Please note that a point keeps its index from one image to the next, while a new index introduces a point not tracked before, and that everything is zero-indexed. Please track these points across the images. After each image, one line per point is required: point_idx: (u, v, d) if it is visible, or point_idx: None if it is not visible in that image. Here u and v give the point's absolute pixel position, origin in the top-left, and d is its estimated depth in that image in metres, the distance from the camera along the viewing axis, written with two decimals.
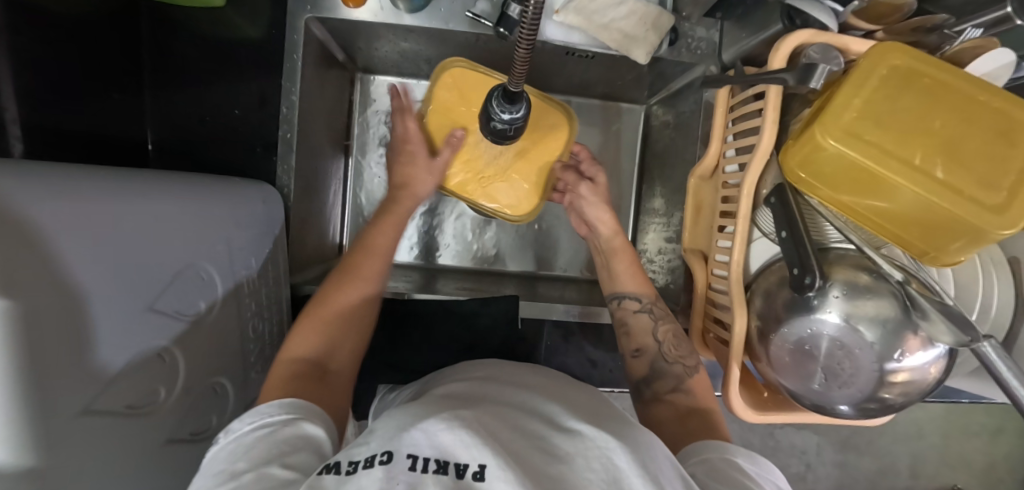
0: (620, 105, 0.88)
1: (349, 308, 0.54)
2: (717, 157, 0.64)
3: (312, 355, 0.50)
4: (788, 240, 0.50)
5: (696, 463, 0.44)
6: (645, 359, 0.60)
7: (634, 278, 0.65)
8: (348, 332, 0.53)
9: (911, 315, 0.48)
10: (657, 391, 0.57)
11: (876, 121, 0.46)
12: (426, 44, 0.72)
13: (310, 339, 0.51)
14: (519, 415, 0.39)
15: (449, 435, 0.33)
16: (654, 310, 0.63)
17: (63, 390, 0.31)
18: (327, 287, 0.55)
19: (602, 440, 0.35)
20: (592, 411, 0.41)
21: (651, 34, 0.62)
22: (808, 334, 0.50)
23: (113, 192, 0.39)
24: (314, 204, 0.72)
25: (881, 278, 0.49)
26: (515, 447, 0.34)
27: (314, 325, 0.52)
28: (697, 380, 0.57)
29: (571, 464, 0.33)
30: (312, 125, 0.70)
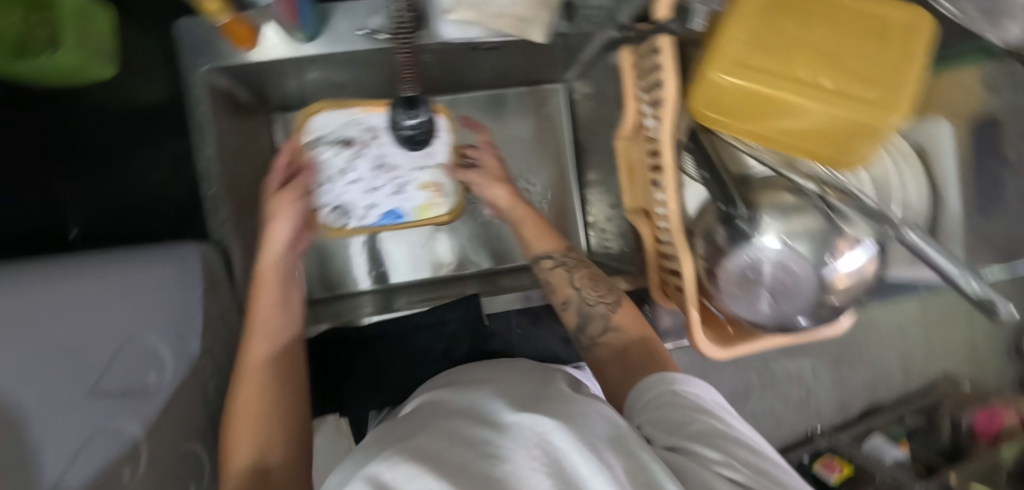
0: (541, 89, 0.89)
1: (262, 395, 0.52)
2: (635, 116, 0.66)
3: (254, 455, 0.49)
4: (709, 178, 0.52)
5: (646, 404, 0.46)
6: (572, 308, 0.62)
7: (540, 237, 0.68)
8: (272, 417, 0.52)
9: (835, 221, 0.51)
10: (591, 336, 0.59)
11: (762, 47, 0.47)
12: (333, 70, 0.71)
13: (250, 441, 0.50)
14: (470, 424, 0.40)
15: (390, 473, 0.34)
16: (567, 262, 0.65)
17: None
18: (238, 384, 0.53)
19: (539, 425, 0.37)
20: (535, 401, 0.43)
21: (543, 13, 0.62)
22: (750, 261, 0.53)
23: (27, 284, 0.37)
24: (258, 252, 0.71)
25: (802, 194, 0.52)
26: (457, 457, 0.35)
27: (247, 427, 0.50)
28: (619, 315, 0.59)
29: (510, 459, 0.34)
30: (237, 176, 0.69)
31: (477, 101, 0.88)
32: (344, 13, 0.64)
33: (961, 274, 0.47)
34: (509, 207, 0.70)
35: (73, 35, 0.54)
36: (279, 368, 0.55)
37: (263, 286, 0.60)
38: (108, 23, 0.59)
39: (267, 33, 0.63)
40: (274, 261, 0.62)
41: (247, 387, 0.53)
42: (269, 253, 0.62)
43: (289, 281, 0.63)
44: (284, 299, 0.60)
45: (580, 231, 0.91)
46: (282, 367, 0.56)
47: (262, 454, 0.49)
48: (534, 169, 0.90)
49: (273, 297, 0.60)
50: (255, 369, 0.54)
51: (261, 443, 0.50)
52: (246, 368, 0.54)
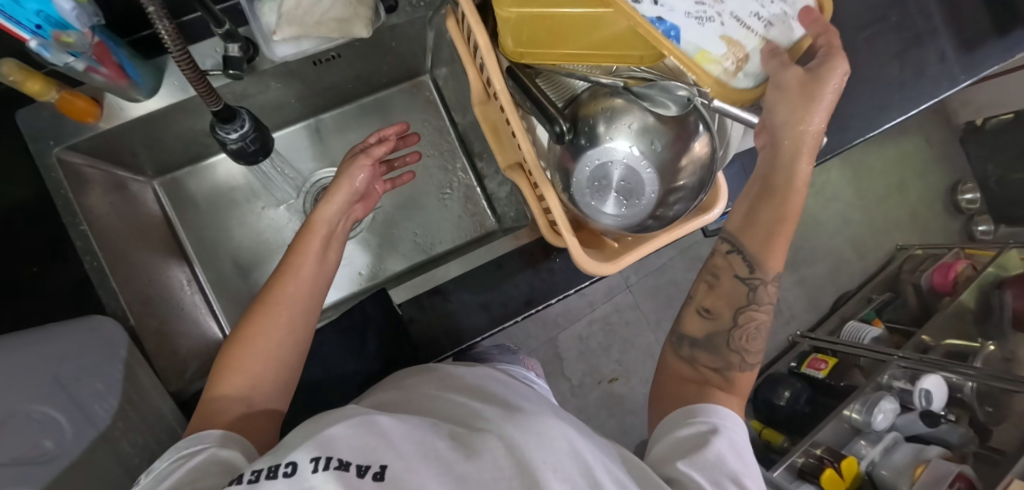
0: (409, 85, 0.92)
1: (270, 339, 0.52)
2: (479, 77, 0.69)
3: (234, 394, 0.50)
4: (534, 108, 0.56)
5: (666, 433, 0.49)
6: (715, 321, 0.57)
7: (773, 244, 0.55)
8: (273, 363, 0.52)
9: (649, 108, 0.56)
10: (705, 368, 0.55)
11: None
12: (192, 119, 0.73)
13: (236, 378, 0.51)
14: (451, 425, 0.44)
15: (356, 440, 0.36)
16: (755, 289, 0.56)
17: None
18: (254, 318, 0.53)
19: (509, 437, 0.41)
20: (511, 412, 0.47)
21: (359, 7, 0.64)
22: (595, 169, 0.56)
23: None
24: (168, 311, 0.72)
25: (619, 94, 0.57)
26: (431, 448, 0.38)
27: (239, 364, 0.51)
28: (744, 377, 0.55)
29: (480, 458, 0.38)
30: (124, 247, 0.70)
31: (351, 115, 0.91)
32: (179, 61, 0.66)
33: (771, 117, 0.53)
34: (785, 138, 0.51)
35: None
36: (302, 317, 0.55)
37: (310, 233, 0.59)
38: None
39: (109, 101, 0.65)
40: (327, 216, 0.61)
41: (263, 333, 0.52)
42: (325, 208, 0.60)
43: (338, 234, 0.62)
44: (326, 258, 0.59)
45: (485, 205, 0.92)
46: (306, 320, 0.55)
47: (246, 393, 0.50)
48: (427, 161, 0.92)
49: (320, 248, 0.58)
50: (278, 311, 0.53)
51: (251, 384, 0.51)
52: (270, 301, 0.54)
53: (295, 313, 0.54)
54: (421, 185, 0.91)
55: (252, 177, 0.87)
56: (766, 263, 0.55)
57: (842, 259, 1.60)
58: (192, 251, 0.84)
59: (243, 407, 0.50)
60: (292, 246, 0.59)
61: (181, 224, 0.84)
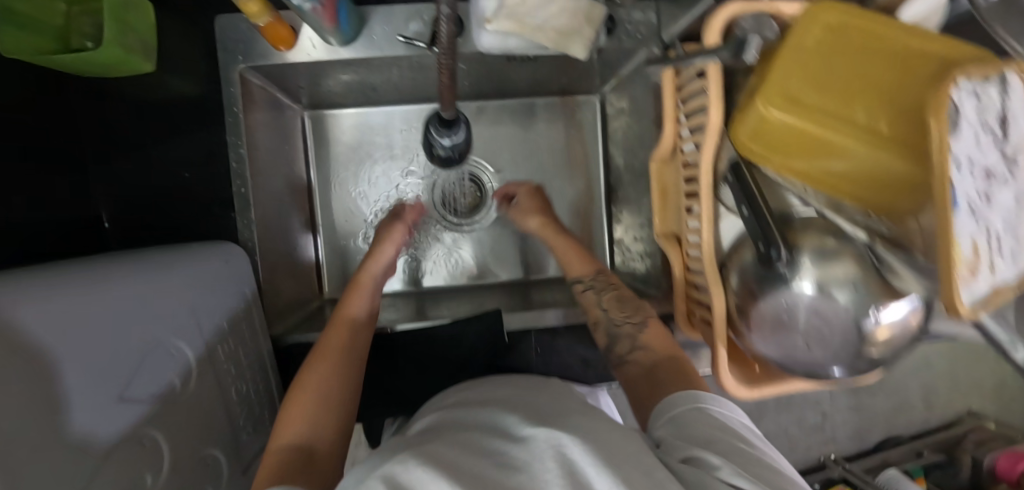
0: (570, 100, 0.86)
1: (327, 386, 0.52)
2: (674, 137, 0.64)
3: (298, 439, 0.46)
4: (749, 215, 0.51)
5: (665, 420, 0.45)
6: (602, 331, 0.62)
7: (578, 263, 0.70)
8: (329, 408, 0.50)
9: (882, 273, 0.49)
10: (620, 354, 0.58)
11: (817, 83, 0.45)
12: (368, 73, 0.70)
13: (295, 424, 0.48)
14: (487, 436, 0.42)
15: (407, 474, 0.34)
16: (595, 285, 0.66)
17: None
18: (307, 374, 0.53)
19: (554, 437, 0.38)
20: (551, 414, 0.45)
21: (586, 28, 0.61)
22: (784, 306, 0.50)
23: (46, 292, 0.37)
24: (282, 250, 0.72)
25: (849, 241, 0.50)
26: (477, 468, 0.36)
27: (298, 410, 0.49)
28: (648, 334, 0.58)
29: (530, 472, 0.36)
30: (265, 176, 0.69)
31: (505, 110, 0.86)
32: (383, 18, 0.63)
33: (1010, 340, 0.46)
34: (545, 235, 0.75)
35: (113, 26, 0.54)
36: (354, 362, 0.56)
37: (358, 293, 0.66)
38: (150, 16, 0.59)
39: (305, 35, 0.62)
40: (373, 277, 0.69)
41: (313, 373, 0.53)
42: (373, 265, 0.70)
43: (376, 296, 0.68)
44: (370, 309, 0.65)
45: (604, 248, 0.87)
46: (355, 361, 0.56)
47: (306, 436, 0.47)
48: (561, 181, 0.87)
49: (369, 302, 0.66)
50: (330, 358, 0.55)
51: (311, 430, 0.48)
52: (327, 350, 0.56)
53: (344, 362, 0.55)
54: (546, 202, 0.87)
55: (395, 138, 0.84)
56: (577, 275, 0.70)
57: (908, 403, 1.50)
58: (316, 189, 0.82)
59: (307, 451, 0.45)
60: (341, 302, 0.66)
61: (314, 161, 0.82)
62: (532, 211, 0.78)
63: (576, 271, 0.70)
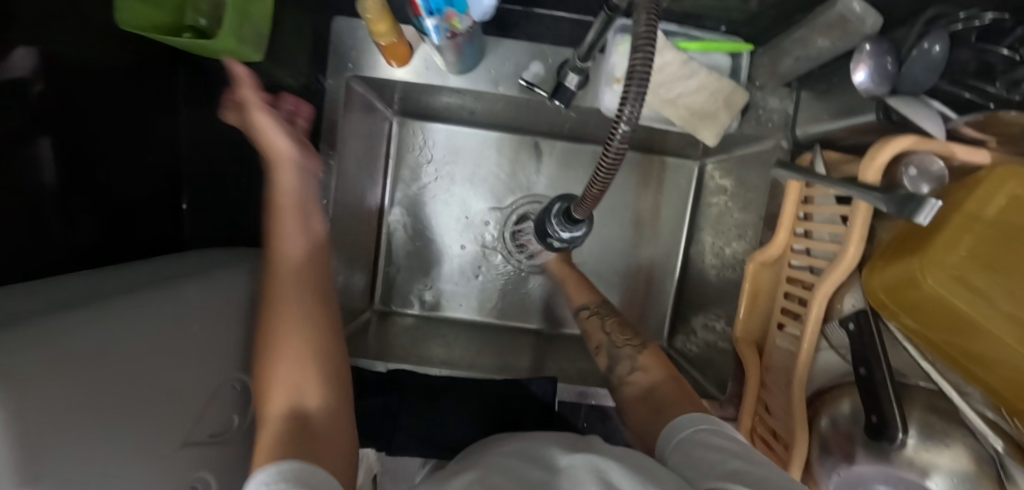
0: (668, 160, 0.81)
1: (303, 348, 0.43)
2: (784, 246, 0.59)
3: (291, 401, 0.39)
4: (864, 377, 0.45)
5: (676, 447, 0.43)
6: (603, 353, 0.62)
7: (583, 292, 0.70)
8: (312, 367, 0.42)
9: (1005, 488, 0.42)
10: (620, 375, 0.58)
11: (985, 263, 0.41)
12: (471, 100, 0.66)
13: (283, 387, 0.40)
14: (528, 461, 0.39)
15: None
16: (600, 311, 0.67)
17: None
18: (272, 342, 0.43)
19: (595, 461, 0.37)
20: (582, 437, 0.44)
21: (723, 112, 0.56)
22: (874, 478, 0.46)
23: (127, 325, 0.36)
24: (346, 262, 0.70)
25: (976, 441, 0.44)
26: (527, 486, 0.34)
27: (283, 376, 0.41)
28: (646, 356, 0.58)
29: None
30: (346, 187, 0.66)
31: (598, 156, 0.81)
32: (503, 53, 0.59)
33: None
34: (557, 267, 0.74)
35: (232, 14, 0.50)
36: (322, 313, 0.46)
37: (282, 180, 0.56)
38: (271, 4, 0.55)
39: (420, 55, 0.59)
40: (291, 195, 0.55)
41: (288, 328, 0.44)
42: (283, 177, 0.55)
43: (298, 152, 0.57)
44: (308, 228, 0.54)
45: (666, 320, 0.83)
46: (315, 304, 0.47)
47: (297, 405, 0.39)
48: (639, 242, 0.82)
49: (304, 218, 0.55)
50: (289, 315, 0.45)
51: (301, 388, 0.40)
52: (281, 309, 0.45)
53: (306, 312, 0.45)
54: (620, 261, 0.82)
55: (477, 161, 0.80)
56: (581, 303, 0.69)
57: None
58: (387, 197, 0.80)
59: (303, 421, 0.38)
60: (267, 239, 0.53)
61: (393, 168, 0.80)
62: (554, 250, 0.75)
63: (579, 299, 0.70)
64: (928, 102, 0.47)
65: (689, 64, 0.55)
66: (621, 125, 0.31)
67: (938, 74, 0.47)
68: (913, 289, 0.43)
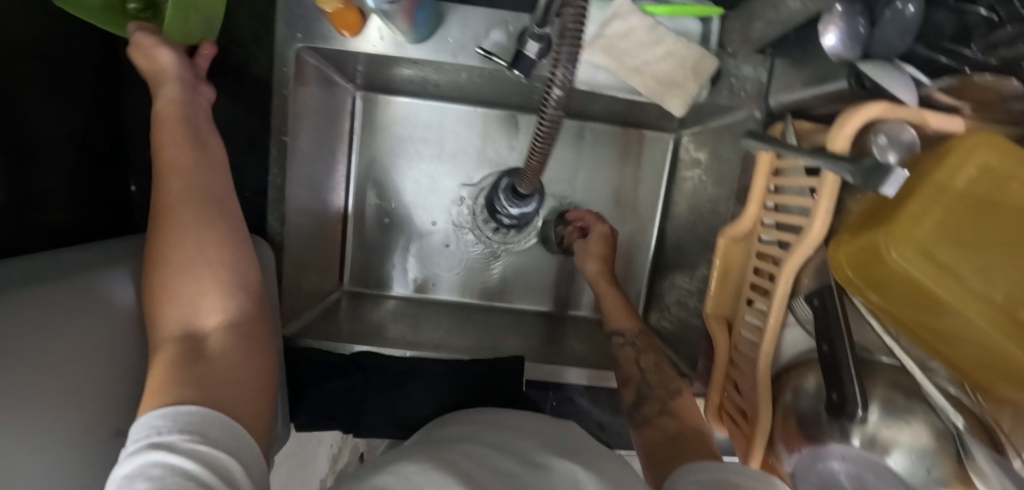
0: (644, 132, 0.78)
1: (198, 279, 0.38)
2: (754, 220, 0.58)
3: (181, 328, 0.36)
4: (827, 354, 0.44)
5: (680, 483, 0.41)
6: (632, 387, 0.59)
7: (620, 311, 0.65)
8: (210, 298, 0.37)
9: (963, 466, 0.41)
10: (647, 415, 0.55)
11: (953, 238, 0.39)
12: (433, 72, 0.63)
13: (175, 315, 0.36)
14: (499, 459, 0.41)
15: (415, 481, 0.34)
16: (638, 343, 0.62)
17: None
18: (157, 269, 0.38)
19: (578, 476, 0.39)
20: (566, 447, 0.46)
21: (690, 81, 0.53)
22: (833, 458, 0.45)
23: (41, 316, 0.34)
24: (308, 243, 0.67)
25: (937, 418, 0.42)
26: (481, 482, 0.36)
27: (172, 304, 0.37)
28: (681, 403, 0.56)
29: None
30: (303, 165, 0.63)
31: (572, 130, 0.77)
32: (462, 21, 0.56)
33: None
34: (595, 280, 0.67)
35: None
36: (217, 235, 0.40)
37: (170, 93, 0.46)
38: None
39: (374, 24, 0.55)
40: (179, 107, 0.45)
41: (184, 246, 0.38)
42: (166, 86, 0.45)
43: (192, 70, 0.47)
44: (204, 143, 0.44)
45: (641, 297, 0.82)
46: (213, 221, 0.40)
47: (199, 323, 0.36)
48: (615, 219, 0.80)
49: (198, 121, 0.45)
50: (177, 236, 0.38)
51: (195, 316, 0.36)
52: (168, 225, 0.39)
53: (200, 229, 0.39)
54: None
55: (446, 137, 0.77)
56: (617, 327, 0.64)
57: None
58: (353, 175, 0.77)
59: (197, 342, 0.35)
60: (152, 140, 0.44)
61: (358, 145, 0.77)
62: (593, 254, 0.69)
63: (617, 323, 0.65)
64: (902, 67, 0.44)
65: (655, 29, 0.53)
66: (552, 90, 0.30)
67: (912, 38, 0.44)
68: (876, 262, 0.41)
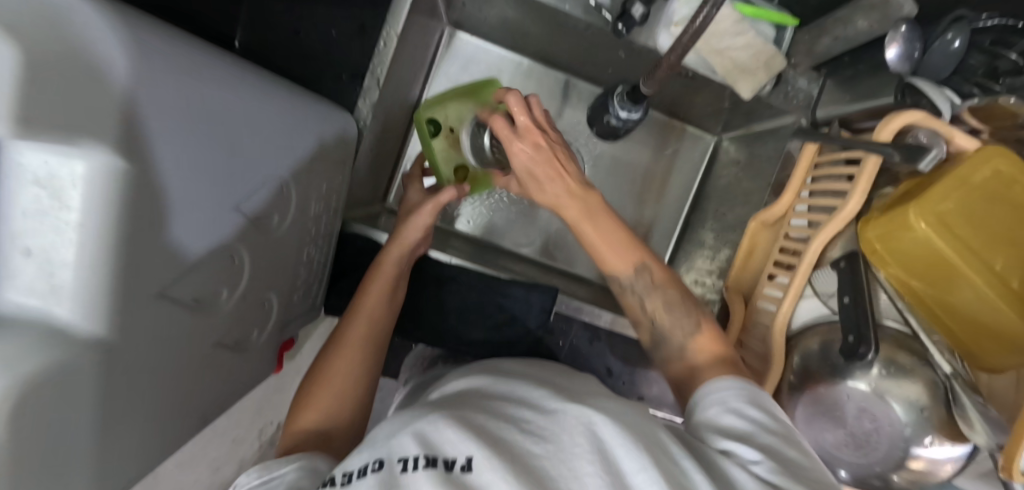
0: (689, 131, 0.87)
1: (344, 379, 0.52)
2: (786, 207, 0.65)
3: (321, 419, 0.49)
4: (849, 305, 0.50)
5: (709, 405, 0.45)
6: (645, 331, 0.57)
7: (619, 252, 0.54)
8: (343, 393, 0.51)
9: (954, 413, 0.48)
10: (665, 358, 0.55)
11: (968, 218, 0.48)
12: (533, 18, 0.69)
13: (318, 406, 0.50)
14: (511, 404, 0.42)
15: (437, 435, 0.37)
16: (640, 288, 0.55)
17: (144, 258, 0.31)
18: (346, 330, 0.55)
19: (584, 415, 0.38)
20: (571, 392, 0.45)
21: (761, 72, 0.62)
22: (840, 401, 0.51)
23: (217, 75, 0.37)
24: (378, 144, 0.71)
25: (930, 368, 0.49)
26: (492, 432, 0.37)
27: (320, 390, 0.51)
28: (699, 342, 0.53)
29: (559, 443, 0.36)
30: (396, 69, 0.67)
31: None
32: None
33: None
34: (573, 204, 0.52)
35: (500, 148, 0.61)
36: (364, 360, 0.54)
37: (399, 242, 0.60)
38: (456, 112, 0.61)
39: None
40: (400, 263, 0.60)
41: (350, 331, 0.55)
42: (392, 250, 0.59)
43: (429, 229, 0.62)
44: (392, 303, 0.58)
45: None
46: (367, 360, 0.54)
47: (326, 420, 0.49)
48: (649, 201, 0.87)
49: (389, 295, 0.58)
50: (348, 353, 0.53)
51: (328, 414, 0.50)
52: (340, 342, 0.54)
53: (365, 349, 0.54)
54: (627, 215, 0.86)
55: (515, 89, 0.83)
56: (613, 272, 0.55)
57: None
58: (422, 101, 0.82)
59: (326, 434, 0.48)
60: (358, 292, 0.59)
61: (434, 75, 0.82)
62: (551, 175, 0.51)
63: (612, 266, 0.54)
64: (943, 88, 0.54)
65: (741, 23, 0.61)
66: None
67: (951, 70, 0.55)
68: (899, 237, 0.49)
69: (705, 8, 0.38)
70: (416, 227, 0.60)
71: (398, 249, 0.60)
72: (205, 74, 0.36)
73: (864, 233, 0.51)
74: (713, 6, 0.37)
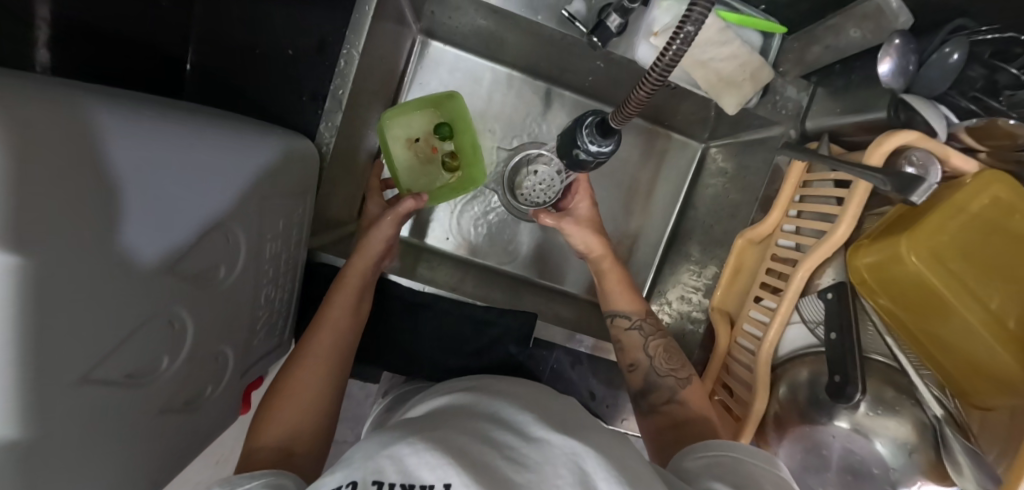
0: (675, 138, 0.83)
1: (309, 393, 0.50)
2: (774, 225, 0.62)
3: (281, 436, 0.47)
4: (836, 341, 0.48)
5: (697, 459, 0.43)
6: (639, 373, 0.57)
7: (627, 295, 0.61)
8: (307, 408, 0.49)
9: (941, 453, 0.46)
10: (654, 402, 0.55)
11: (960, 252, 0.45)
12: (506, 27, 0.65)
13: (281, 422, 0.48)
14: (495, 424, 0.37)
15: (415, 458, 0.31)
16: (645, 328, 0.58)
17: (66, 349, 0.28)
18: (308, 345, 0.53)
19: (572, 444, 0.33)
20: (563, 416, 0.39)
21: (747, 85, 0.59)
22: (826, 440, 0.49)
23: (149, 117, 0.33)
24: (345, 165, 0.67)
25: (920, 408, 0.47)
26: (475, 455, 0.32)
27: (282, 406, 0.49)
28: (689, 391, 0.55)
29: (544, 474, 0.31)
30: (360, 87, 0.63)
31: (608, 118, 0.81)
32: None
33: None
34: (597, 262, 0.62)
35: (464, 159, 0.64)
36: (329, 372, 0.52)
37: (364, 251, 0.58)
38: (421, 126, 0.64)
39: None
40: (367, 273, 0.58)
41: (313, 346, 0.52)
42: (357, 259, 0.57)
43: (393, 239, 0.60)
44: (359, 314, 0.56)
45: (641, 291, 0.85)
46: (330, 374, 0.52)
47: (288, 438, 0.47)
48: (635, 212, 0.83)
49: (356, 305, 0.56)
50: (312, 366, 0.51)
51: (292, 431, 0.47)
52: (304, 356, 0.52)
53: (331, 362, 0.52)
54: (611, 227, 0.83)
55: (492, 98, 0.79)
56: (619, 310, 0.60)
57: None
58: None
59: (289, 452, 0.46)
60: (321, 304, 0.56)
61: (405, 86, 0.77)
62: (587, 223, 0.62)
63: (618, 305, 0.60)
64: (938, 105, 0.51)
65: (725, 32, 0.57)
66: (687, 23, 0.32)
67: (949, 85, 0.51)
68: (893, 265, 0.46)
69: (686, 23, 0.32)
70: (381, 233, 0.58)
71: (364, 257, 0.57)
72: (137, 118, 0.32)
73: (853, 261, 0.48)
74: (696, 21, 0.32)
